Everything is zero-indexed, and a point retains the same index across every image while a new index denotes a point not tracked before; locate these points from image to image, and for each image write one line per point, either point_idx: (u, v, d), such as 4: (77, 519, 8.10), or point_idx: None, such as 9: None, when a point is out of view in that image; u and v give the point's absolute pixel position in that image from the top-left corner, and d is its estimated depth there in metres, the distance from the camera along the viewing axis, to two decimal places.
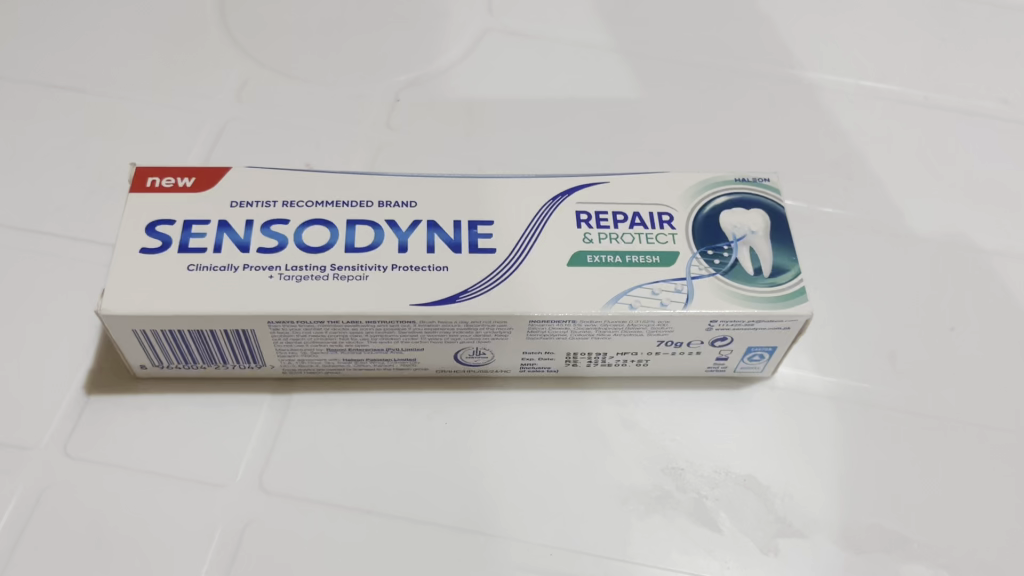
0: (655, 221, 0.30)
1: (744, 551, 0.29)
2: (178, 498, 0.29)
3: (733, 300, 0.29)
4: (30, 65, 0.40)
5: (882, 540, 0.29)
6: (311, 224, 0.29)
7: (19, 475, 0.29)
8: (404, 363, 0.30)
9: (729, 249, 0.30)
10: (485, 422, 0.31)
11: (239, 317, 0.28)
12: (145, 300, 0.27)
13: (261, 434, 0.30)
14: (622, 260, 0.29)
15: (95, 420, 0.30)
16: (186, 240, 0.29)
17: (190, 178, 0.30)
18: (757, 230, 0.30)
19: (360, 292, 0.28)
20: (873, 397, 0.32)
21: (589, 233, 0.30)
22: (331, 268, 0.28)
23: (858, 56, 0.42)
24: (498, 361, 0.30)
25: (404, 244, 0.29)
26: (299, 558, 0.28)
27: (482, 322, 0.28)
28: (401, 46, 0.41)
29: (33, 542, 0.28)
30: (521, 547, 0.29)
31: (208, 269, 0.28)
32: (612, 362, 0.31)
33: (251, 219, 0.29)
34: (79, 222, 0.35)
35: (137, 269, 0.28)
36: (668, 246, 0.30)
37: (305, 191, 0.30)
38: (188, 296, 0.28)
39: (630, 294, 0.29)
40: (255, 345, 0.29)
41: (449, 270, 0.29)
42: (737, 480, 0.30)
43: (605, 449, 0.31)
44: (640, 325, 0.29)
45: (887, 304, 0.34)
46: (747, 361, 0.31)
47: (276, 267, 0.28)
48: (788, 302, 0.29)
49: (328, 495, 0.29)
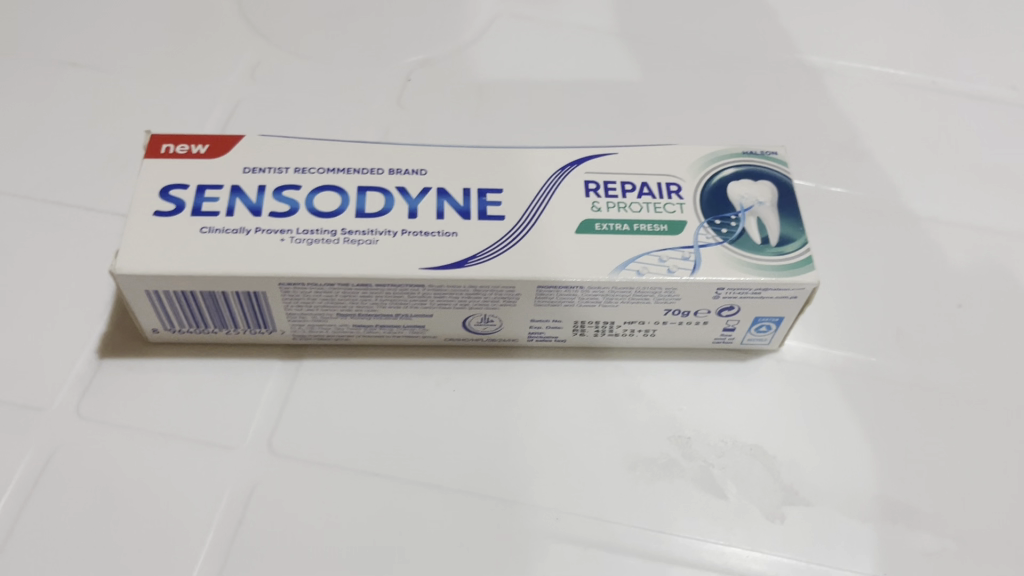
0: (662, 190, 0.31)
1: (750, 517, 0.29)
2: (189, 458, 0.29)
3: (740, 268, 0.29)
4: (47, 44, 0.40)
5: (889, 510, 0.29)
6: (323, 190, 0.30)
7: (31, 434, 0.29)
8: (413, 331, 0.31)
9: (736, 218, 0.30)
10: (493, 390, 0.31)
11: (251, 279, 0.28)
12: (158, 260, 0.28)
13: (272, 399, 0.31)
14: (630, 228, 0.29)
15: (107, 383, 0.30)
16: (199, 204, 0.29)
17: (204, 145, 0.31)
18: (764, 201, 0.31)
19: (371, 255, 0.28)
20: (880, 371, 0.32)
21: (597, 201, 0.30)
22: (342, 232, 0.29)
23: (865, 43, 0.42)
24: (506, 329, 0.31)
25: (414, 211, 0.30)
26: (307, 519, 0.28)
27: (490, 288, 0.29)
28: (413, 29, 0.41)
29: (43, 497, 0.28)
30: (527, 511, 0.29)
31: (220, 232, 0.28)
32: (620, 332, 0.31)
33: (263, 184, 0.30)
34: (94, 193, 0.35)
35: (150, 230, 0.28)
36: (675, 215, 0.30)
37: (317, 159, 0.31)
38: (201, 257, 0.28)
39: (638, 261, 0.29)
40: (266, 309, 0.29)
41: (458, 235, 0.29)
42: (744, 449, 0.30)
43: (613, 419, 0.31)
44: (647, 292, 0.29)
45: (893, 280, 0.34)
46: (754, 332, 0.31)
47: (288, 231, 0.29)
48: (794, 270, 0.29)
49: (337, 458, 0.30)
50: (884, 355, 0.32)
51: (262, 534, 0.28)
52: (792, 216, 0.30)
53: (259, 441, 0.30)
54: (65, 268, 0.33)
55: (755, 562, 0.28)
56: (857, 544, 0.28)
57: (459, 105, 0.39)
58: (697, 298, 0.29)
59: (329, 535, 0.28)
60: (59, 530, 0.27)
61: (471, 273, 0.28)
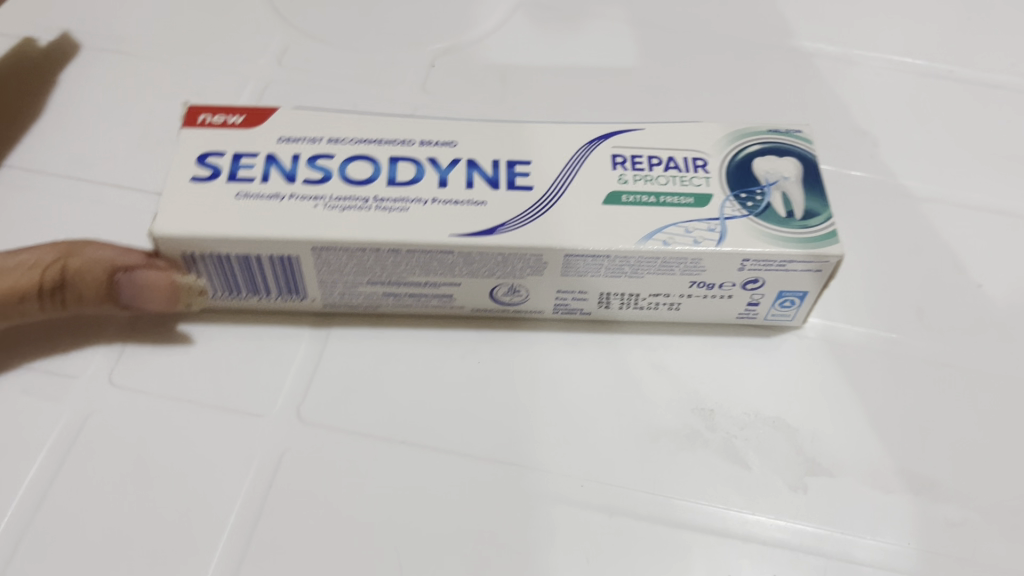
0: (689, 165, 0.31)
1: (772, 487, 0.29)
2: (217, 425, 0.30)
3: (765, 240, 0.29)
4: (83, 31, 0.41)
5: (911, 483, 0.29)
6: (355, 159, 0.31)
7: (65, 401, 0.30)
8: (441, 301, 0.31)
9: (762, 193, 0.30)
10: (518, 362, 0.32)
11: (284, 243, 0.28)
12: (195, 223, 0.28)
13: (301, 364, 0.31)
14: (657, 200, 0.30)
15: (138, 355, 0.31)
16: (235, 170, 0.30)
17: (239, 116, 0.31)
18: (790, 176, 0.31)
19: (401, 222, 0.29)
20: (901, 348, 0.32)
21: (624, 174, 0.31)
22: (374, 199, 0.29)
23: (884, 33, 0.43)
24: (533, 301, 0.31)
25: (444, 180, 0.30)
26: (334, 483, 0.29)
27: (518, 256, 0.29)
28: (438, 17, 0.42)
29: (75, 461, 0.28)
30: (551, 480, 0.29)
31: (255, 197, 0.29)
32: (645, 306, 0.31)
33: (297, 153, 0.31)
34: (127, 172, 0.36)
35: (187, 194, 0.29)
36: (701, 188, 0.30)
37: (350, 130, 0.32)
38: (236, 221, 0.28)
39: (664, 232, 0.29)
40: (299, 274, 0.30)
41: (487, 204, 0.29)
42: (766, 421, 0.30)
43: (636, 392, 0.31)
44: (673, 263, 0.29)
45: (915, 260, 0.34)
46: (778, 308, 0.31)
47: (321, 198, 0.29)
48: (820, 244, 0.29)
49: (363, 426, 0.30)
50: (905, 331, 0.32)
51: (289, 497, 0.28)
52: (816, 191, 0.30)
53: (287, 406, 0.30)
54: (99, 240, 0.34)
55: (777, 530, 0.28)
56: (880, 515, 0.28)
57: (484, 87, 0.40)
58: (722, 270, 0.30)
59: (354, 498, 0.28)
60: (90, 492, 0.28)
61: (499, 239, 0.29)
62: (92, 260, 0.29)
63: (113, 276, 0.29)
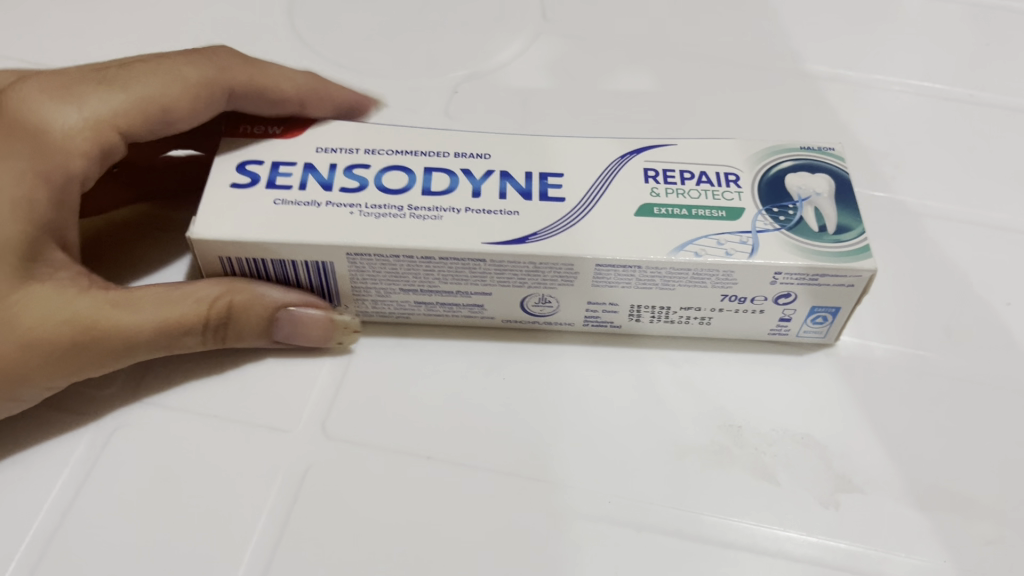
0: (721, 179, 0.31)
1: (803, 503, 0.29)
2: (241, 440, 0.30)
3: (798, 252, 0.29)
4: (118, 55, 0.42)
5: (944, 500, 0.29)
6: (391, 169, 0.31)
7: (92, 418, 0.30)
8: (472, 310, 0.32)
9: (794, 207, 0.30)
10: (544, 376, 0.32)
11: (319, 248, 0.29)
12: (232, 228, 0.29)
13: (329, 373, 0.31)
14: (690, 212, 0.30)
15: (164, 371, 0.31)
16: (273, 178, 0.30)
17: (278, 127, 0.32)
18: (822, 192, 0.31)
19: (435, 230, 0.29)
20: (930, 365, 0.32)
21: (657, 187, 0.31)
22: (408, 208, 0.30)
23: (908, 56, 0.43)
24: (562, 313, 0.32)
25: (478, 190, 0.30)
26: (360, 494, 0.29)
27: (548, 265, 0.29)
28: (460, 42, 0.42)
29: (102, 476, 0.29)
30: (578, 495, 0.29)
31: (292, 203, 0.30)
32: (676, 319, 0.31)
33: (334, 163, 0.31)
34: (159, 191, 0.36)
35: (226, 200, 0.29)
36: (734, 202, 0.30)
37: (386, 142, 0.32)
38: (272, 226, 0.29)
39: (696, 244, 0.29)
40: (332, 282, 0.31)
41: (520, 215, 0.30)
42: (794, 438, 0.30)
43: (663, 409, 0.31)
44: (705, 275, 0.29)
45: (941, 278, 0.34)
46: (810, 324, 0.31)
47: (356, 205, 0.30)
48: (853, 257, 0.29)
49: (387, 441, 0.30)
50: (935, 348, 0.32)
51: (316, 508, 0.28)
52: (849, 206, 0.30)
53: (317, 413, 0.30)
54: (134, 252, 0.34)
55: (810, 546, 0.28)
56: (914, 532, 0.28)
57: (510, 112, 0.40)
58: (754, 283, 0.30)
59: (381, 509, 0.28)
60: (117, 505, 0.28)
61: (529, 248, 0.29)
62: (258, 297, 0.30)
63: (275, 314, 0.30)
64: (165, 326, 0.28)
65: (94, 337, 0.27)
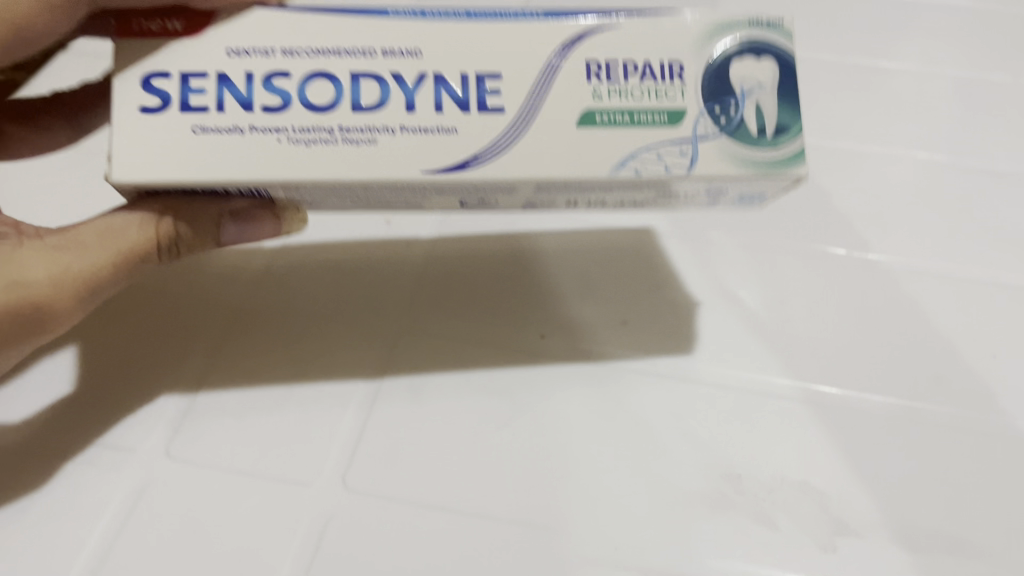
0: (666, 73, 0.27)
1: (803, 550, 0.30)
2: (267, 494, 0.31)
3: (738, 164, 0.27)
4: None
5: (938, 544, 0.30)
6: (314, 76, 0.26)
7: (125, 476, 0.32)
8: (407, 206, 0.30)
9: (735, 104, 0.27)
10: (555, 429, 0.33)
11: (240, 184, 0.26)
12: (145, 164, 0.26)
13: (347, 426, 0.33)
14: (631, 119, 0.27)
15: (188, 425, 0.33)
16: (186, 97, 0.26)
17: None
18: (765, 83, 0.27)
19: (375, 159, 0.26)
20: (924, 413, 0.33)
21: (598, 87, 0.27)
22: (338, 128, 0.26)
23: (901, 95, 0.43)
24: (500, 203, 0.31)
25: (410, 101, 0.26)
26: (383, 544, 0.30)
27: (489, 184, 0.27)
28: None
29: (139, 531, 0.31)
30: (587, 543, 0.30)
31: (213, 131, 0.26)
32: (610, 206, 0.31)
33: (250, 72, 0.26)
34: None
35: (138, 134, 0.26)
36: (678, 101, 0.27)
37: (304, 32, 0.27)
38: (189, 160, 0.26)
39: (636, 156, 0.27)
40: (260, 206, 0.29)
41: (458, 131, 0.26)
42: (794, 486, 0.31)
43: (668, 458, 0.32)
44: (643, 184, 0.28)
45: (913, 321, 0.35)
46: (741, 198, 0.31)
47: (282, 129, 0.26)
48: (786, 166, 0.27)
49: (405, 493, 0.31)
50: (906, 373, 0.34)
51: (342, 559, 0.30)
52: (791, 98, 0.27)
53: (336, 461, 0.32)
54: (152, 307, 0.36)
55: None
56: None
57: None
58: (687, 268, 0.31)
59: (403, 559, 0.30)
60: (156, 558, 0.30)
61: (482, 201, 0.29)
62: (201, 209, 0.27)
63: (220, 219, 0.28)
64: (125, 251, 0.28)
65: (75, 280, 0.28)
